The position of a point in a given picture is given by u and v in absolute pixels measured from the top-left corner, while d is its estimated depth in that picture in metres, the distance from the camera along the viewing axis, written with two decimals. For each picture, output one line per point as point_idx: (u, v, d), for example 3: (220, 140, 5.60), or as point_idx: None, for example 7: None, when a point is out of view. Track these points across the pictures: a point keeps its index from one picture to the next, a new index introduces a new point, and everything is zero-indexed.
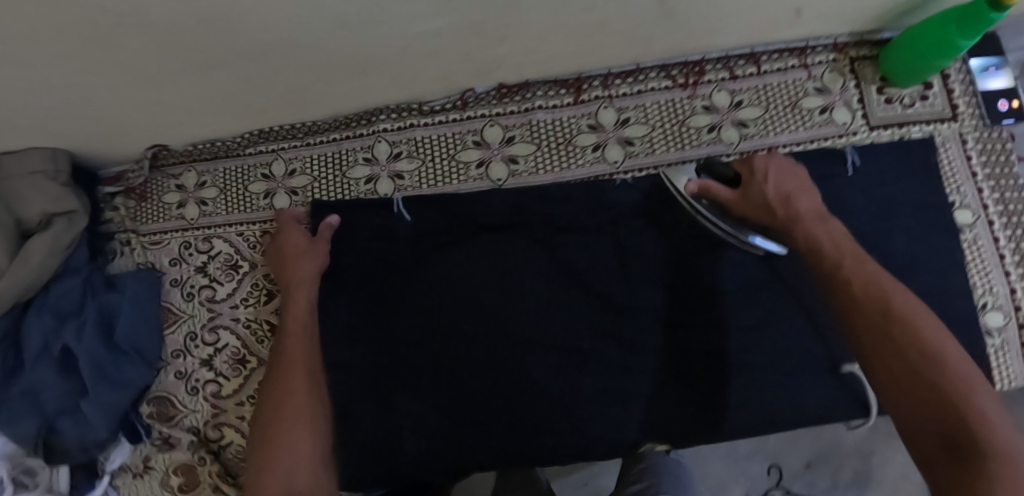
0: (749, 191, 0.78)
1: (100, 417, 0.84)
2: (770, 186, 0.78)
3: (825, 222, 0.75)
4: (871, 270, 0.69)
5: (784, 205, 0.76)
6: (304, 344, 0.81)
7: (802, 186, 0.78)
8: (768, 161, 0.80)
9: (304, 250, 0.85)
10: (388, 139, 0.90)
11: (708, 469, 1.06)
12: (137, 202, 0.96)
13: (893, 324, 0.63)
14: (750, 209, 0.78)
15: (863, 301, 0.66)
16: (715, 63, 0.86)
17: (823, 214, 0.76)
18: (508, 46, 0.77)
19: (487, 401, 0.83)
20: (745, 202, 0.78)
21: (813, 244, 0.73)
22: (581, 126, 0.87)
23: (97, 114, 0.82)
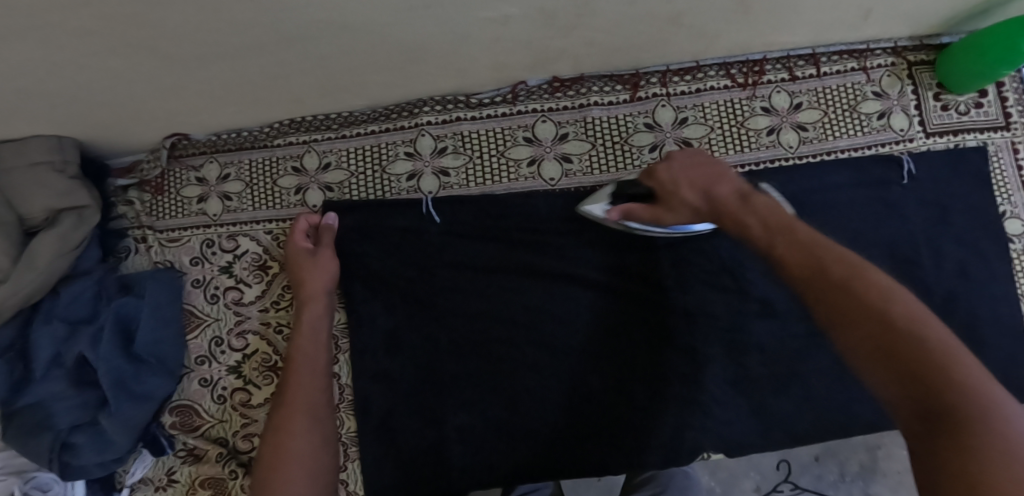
0: (667, 202, 0.72)
1: (121, 433, 0.78)
2: (685, 189, 0.71)
3: (750, 202, 0.67)
4: (805, 239, 0.61)
5: (708, 205, 0.70)
6: (311, 362, 0.76)
7: (716, 171, 0.71)
8: (670, 164, 0.72)
9: (308, 264, 0.79)
10: (432, 133, 0.85)
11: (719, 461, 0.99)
12: (152, 196, 0.88)
13: (839, 289, 0.55)
14: (679, 217, 0.73)
15: (802, 272, 0.59)
16: (775, 63, 0.84)
17: (747, 193, 0.69)
18: (573, 38, 0.73)
19: (539, 409, 0.81)
20: (670, 214, 0.73)
21: (741, 223, 0.67)
22: (638, 125, 0.84)
23: (115, 99, 0.74)
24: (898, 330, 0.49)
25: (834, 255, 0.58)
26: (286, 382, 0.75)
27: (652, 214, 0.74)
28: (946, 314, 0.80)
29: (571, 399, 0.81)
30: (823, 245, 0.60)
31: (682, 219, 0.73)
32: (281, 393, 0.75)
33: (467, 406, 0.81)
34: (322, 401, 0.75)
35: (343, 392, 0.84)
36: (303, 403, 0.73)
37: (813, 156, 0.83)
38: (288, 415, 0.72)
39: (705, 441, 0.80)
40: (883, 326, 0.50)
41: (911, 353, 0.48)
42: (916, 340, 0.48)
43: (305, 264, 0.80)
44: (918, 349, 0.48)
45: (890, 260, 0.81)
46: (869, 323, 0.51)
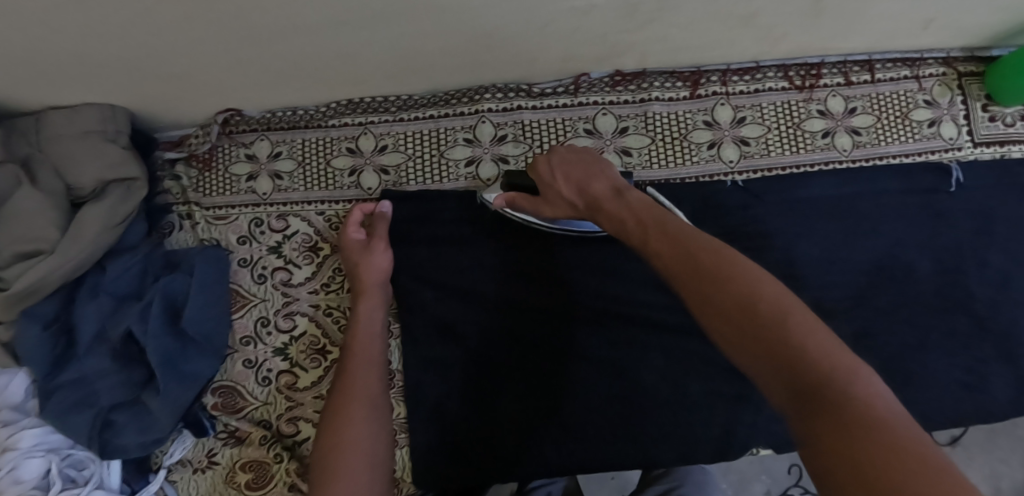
0: (547, 197, 0.66)
1: (167, 413, 0.76)
2: (560, 182, 0.64)
3: (623, 197, 0.59)
4: (669, 225, 0.54)
5: (583, 201, 0.62)
6: (366, 355, 0.75)
7: (593, 166, 0.64)
8: (550, 158, 0.66)
9: (361, 255, 0.79)
10: (492, 120, 0.84)
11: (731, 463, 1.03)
12: (199, 171, 0.86)
13: (706, 273, 0.47)
14: (556, 212, 0.67)
15: (668, 258, 0.51)
16: (832, 67, 0.85)
17: (624, 187, 0.61)
18: (648, 32, 0.73)
19: (591, 399, 0.81)
20: (548, 208, 0.68)
21: (615, 216, 0.58)
22: (697, 122, 0.84)
23: (178, 70, 0.72)
24: (771, 315, 0.43)
25: (694, 236, 0.51)
26: (342, 371, 0.75)
27: (532, 207, 0.70)
28: (989, 320, 0.83)
29: (625, 394, 0.81)
30: (686, 229, 0.53)
31: (562, 214, 0.67)
32: (337, 384, 0.74)
33: (522, 397, 0.81)
34: (379, 390, 0.74)
35: (393, 378, 0.83)
36: (359, 392, 0.73)
37: (865, 160, 0.85)
38: (345, 404, 0.72)
39: (754, 437, 0.81)
40: (754, 311, 0.44)
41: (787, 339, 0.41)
42: (792, 324, 0.42)
43: (359, 257, 0.79)
44: (796, 334, 0.42)
45: (937, 265, 0.83)
46: (738, 308, 0.44)
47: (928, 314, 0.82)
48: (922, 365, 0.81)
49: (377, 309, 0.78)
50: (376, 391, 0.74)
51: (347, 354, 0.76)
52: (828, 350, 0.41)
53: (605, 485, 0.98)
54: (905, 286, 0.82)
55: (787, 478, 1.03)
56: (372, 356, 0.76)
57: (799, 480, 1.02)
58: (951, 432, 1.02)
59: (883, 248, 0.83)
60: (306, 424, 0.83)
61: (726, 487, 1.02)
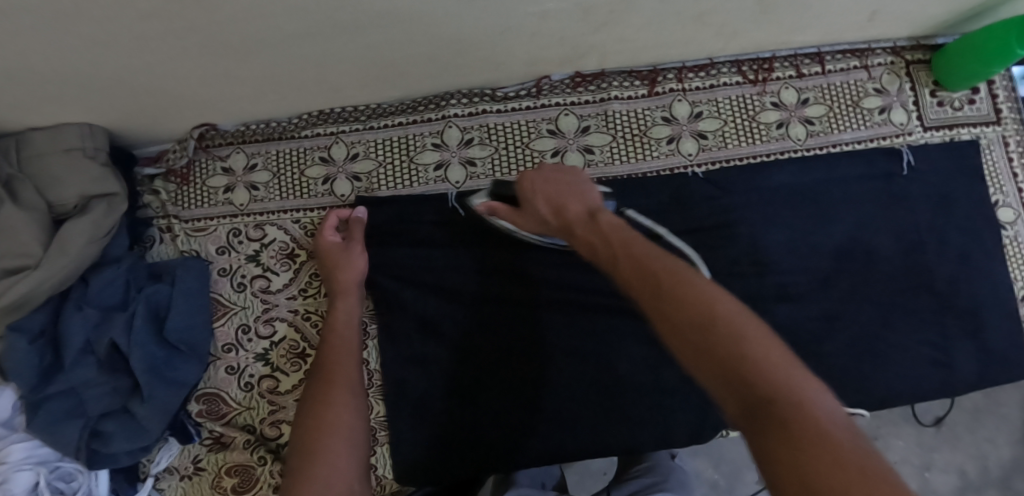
0: (528, 208, 0.71)
1: (153, 420, 0.79)
2: (539, 197, 0.70)
3: (594, 220, 0.63)
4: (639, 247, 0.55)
5: (556, 221, 0.67)
6: (346, 349, 0.78)
7: (578, 191, 0.69)
8: (534, 175, 0.71)
9: (338, 258, 0.82)
10: (459, 125, 0.88)
11: (722, 454, 1.05)
12: (177, 185, 0.90)
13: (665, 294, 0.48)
14: (533, 225, 0.72)
15: (634, 279, 0.52)
16: (783, 61, 0.89)
17: (596, 211, 0.64)
18: (603, 34, 0.77)
19: (567, 391, 0.83)
20: (526, 220, 0.73)
21: (580, 237, 0.63)
22: (655, 118, 0.88)
23: (153, 87, 0.75)
24: (725, 332, 0.43)
25: (657, 258, 0.53)
26: (323, 362, 0.77)
27: (515, 219, 0.75)
28: (949, 296, 0.85)
29: (599, 384, 0.83)
30: (647, 250, 0.54)
31: (540, 228, 0.72)
32: (317, 373, 0.76)
33: (501, 391, 0.83)
34: (358, 382, 0.76)
35: (372, 377, 0.86)
36: (340, 380, 0.74)
37: (820, 148, 0.88)
38: (326, 390, 0.73)
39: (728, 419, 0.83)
40: (703, 319, 0.45)
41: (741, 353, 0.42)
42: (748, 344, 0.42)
43: (338, 257, 0.82)
44: (749, 349, 0.42)
45: (897, 246, 0.86)
46: (695, 326, 0.45)
47: (889, 293, 0.85)
48: (887, 344, 0.84)
49: (355, 307, 0.81)
50: (356, 381, 0.75)
51: (326, 351, 0.78)
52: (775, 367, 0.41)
53: (598, 481, 1.01)
54: (867, 269, 0.85)
55: None
56: (352, 349, 0.78)
57: None
58: (933, 412, 1.04)
59: (843, 231, 0.86)
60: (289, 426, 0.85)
61: (719, 478, 1.04)
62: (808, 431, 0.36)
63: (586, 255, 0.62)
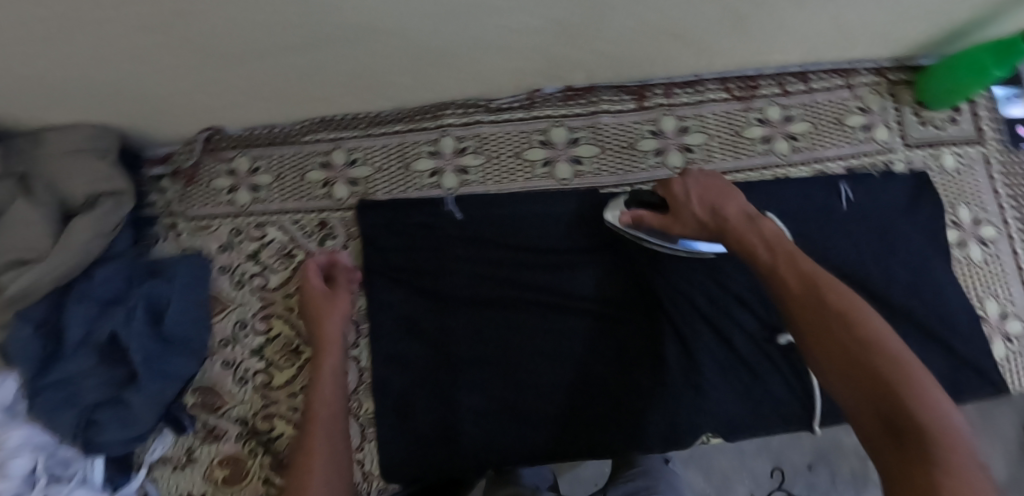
0: (678, 214, 0.74)
1: (147, 410, 0.82)
2: (692, 201, 0.73)
3: (756, 223, 0.68)
4: (800, 260, 0.63)
5: (715, 222, 0.71)
6: (331, 387, 0.75)
7: (726, 191, 0.73)
8: (686, 179, 0.74)
9: (329, 311, 0.82)
10: (454, 134, 0.91)
11: (712, 466, 1.05)
12: (184, 185, 0.94)
13: (827, 308, 0.57)
14: (686, 231, 0.75)
15: (796, 286, 0.61)
16: (769, 79, 0.91)
17: (754, 215, 0.70)
18: (587, 50, 0.80)
19: (550, 395, 0.85)
20: (678, 227, 0.75)
21: (745, 240, 0.67)
22: (644, 131, 0.91)
23: (160, 92, 0.80)
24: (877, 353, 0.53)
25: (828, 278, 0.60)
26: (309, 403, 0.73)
27: (661, 225, 0.78)
28: (931, 312, 0.86)
29: (584, 388, 0.85)
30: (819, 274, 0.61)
31: (691, 230, 0.74)
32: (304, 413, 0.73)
33: (485, 392, 0.85)
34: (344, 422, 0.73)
35: (362, 375, 0.88)
36: (324, 418, 0.72)
37: (803, 164, 0.90)
38: (311, 429, 0.70)
39: (706, 425, 0.85)
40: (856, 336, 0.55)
41: (878, 371, 0.51)
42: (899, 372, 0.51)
43: (321, 302, 0.82)
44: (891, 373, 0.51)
45: (876, 261, 0.87)
46: (846, 347, 0.54)
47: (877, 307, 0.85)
48: None
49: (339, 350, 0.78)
50: (341, 421, 0.73)
51: (313, 392, 0.74)
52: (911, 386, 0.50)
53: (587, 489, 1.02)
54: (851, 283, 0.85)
55: (770, 482, 1.05)
56: (337, 388, 0.76)
57: (782, 483, 1.05)
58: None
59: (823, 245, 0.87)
60: (279, 420, 0.88)
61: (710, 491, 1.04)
62: (930, 442, 0.46)
63: (755, 257, 0.66)
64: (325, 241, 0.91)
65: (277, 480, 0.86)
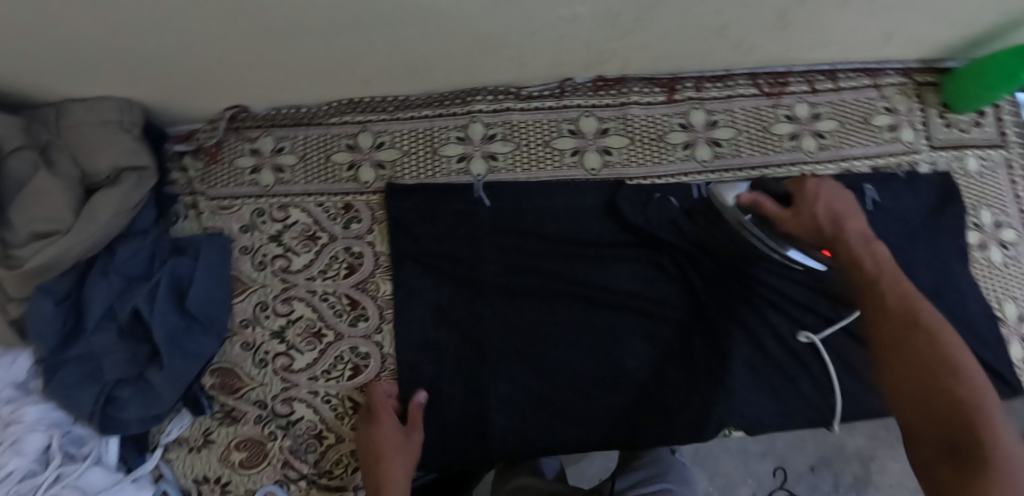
0: (799, 210, 0.78)
1: (167, 388, 0.81)
2: (818, 202, 0.77)
3: (871, 246, 0.72)
4: (897, 281, 0.68)
5: (833, 229, 0.75)
6: None
7: (852, 207, 0.77)
8: (820, 185, 0.79)
9: (404, 446, 0.79)
10: (483, 120, 0.91)
11: (717, 468, 1.05)
12: (206, 163, 0.93)
13: (910, 322, 0.64)
14: (795, 227, 0.79)
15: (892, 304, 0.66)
16: (798, 76, 0.92)
17: (870, 237, 0.74)
18: (625, 40, 0.80)
19: (574, 385, 0.85)
20: (789, 222, 0.79)
21: (853, 258, 0.72)
22: (673, 124, 0.91)
23: (191, 67, 0.78)
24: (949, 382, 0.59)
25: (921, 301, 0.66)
26: None
27: (775, 216, 0.80)
28: (955, 314, 0.86)
29: (608, 378, 0.86)
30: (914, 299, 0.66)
31: (801, 231, 0.78)
32: None
33: (509, 380, 0.85)
34: None
35: (385, 361, 0.86)
36: None
37: (830, 162, 0.91)
38: None
39: (728, 419, 0.85)
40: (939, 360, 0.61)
41: (949, 391, 0.58)
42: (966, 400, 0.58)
43: (393, 448, 0.78)
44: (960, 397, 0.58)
45: (900, 260, 0.87)
46: (923, 369, 0.61)
47: None
48: None
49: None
50: None
51: None
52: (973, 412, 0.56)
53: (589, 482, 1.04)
54: None
55: (772, 481, 1.06)
56: None
57: (784, 483, 1.05)
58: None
59: None
60: (300, 404, 0.86)
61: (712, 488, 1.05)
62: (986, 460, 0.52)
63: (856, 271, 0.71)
64: (350, 224, 0.90)
65: (297, 465, 0.85)
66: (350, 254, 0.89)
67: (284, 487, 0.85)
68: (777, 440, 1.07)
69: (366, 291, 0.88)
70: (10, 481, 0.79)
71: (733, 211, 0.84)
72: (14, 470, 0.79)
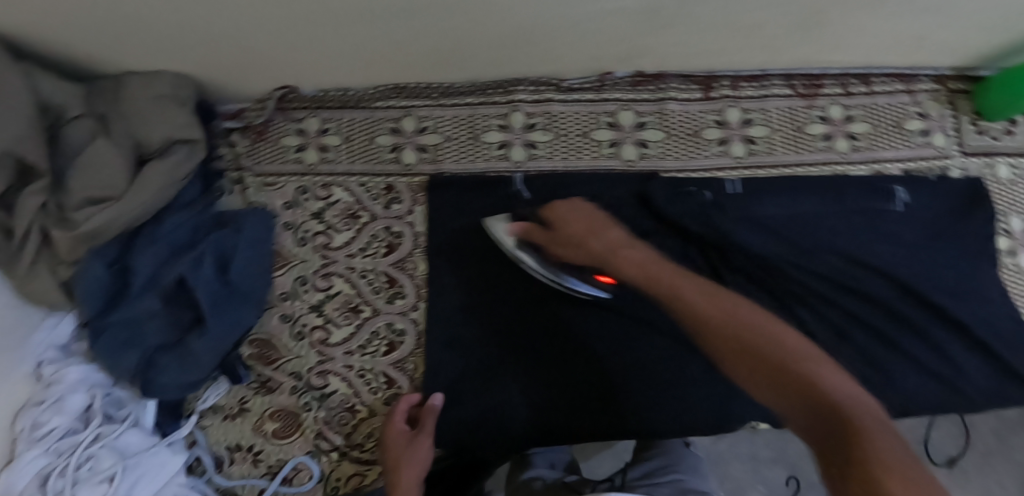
0: (559, 234, 0.83)
1: (206, 354, 0.83)
2: (569, 219, 0.83)
3: (621, 254, 0.78)
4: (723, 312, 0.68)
5: (600, 254, 0.80)
6: None
7: (589, 215, 0.83)
8: (571, 207, 0.84)
9: (400, 452, 0.80)
10: (524, 110, 0.93)
11: (727, 471, 1.06)
12: (254, 140, 0.96)
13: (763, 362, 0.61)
14: (563, 253, 0.83)
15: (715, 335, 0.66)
16: (833, 79, 0.94)
17: (622, 244, 0.80)
18: (666, 36, 0.82)
19: (601, 371, 0.86)
20: (555, 249, 0.84)
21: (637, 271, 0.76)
22: (709, 121, 0.93)
23: (245, 45, 0.81)
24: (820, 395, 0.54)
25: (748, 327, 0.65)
26: None
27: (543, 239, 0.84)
28: (983, 317, 0.87)
29: (594, 389, 0.86)
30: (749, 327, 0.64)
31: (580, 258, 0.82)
32: None
33: (529, 368, 0.86)
34: None
35: (420, 339, 0.88)
36: None
37: (863, 163, 0.92)
38: None
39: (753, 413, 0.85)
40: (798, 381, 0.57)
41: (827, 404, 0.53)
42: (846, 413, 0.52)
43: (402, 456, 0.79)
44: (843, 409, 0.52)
45: (928, 262, 0.88)
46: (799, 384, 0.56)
47: (930, 308, 0.86)
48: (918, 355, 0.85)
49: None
50: None
51: None
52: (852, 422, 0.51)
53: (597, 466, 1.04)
54: (906, 281, 0.87)
55: (784, 489, 1.06)
56: None
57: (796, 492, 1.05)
58: (945, 451, 1.06)
59: (871, 243, 0.88)
60: (334, 377, 0.88)
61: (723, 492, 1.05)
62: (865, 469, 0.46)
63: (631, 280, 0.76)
64: (391, 204, 0.92)
65: (330, 436, 0.87)
66: (390, 233, 0.91)
67: (315, 457, 0.87)
68: (792, 446, 1.07)
69: (404, 269, 0.90)
70: (51, 438, 0.80)
71: (516, 252, 0.86)
72: (55, 427, 0.80)
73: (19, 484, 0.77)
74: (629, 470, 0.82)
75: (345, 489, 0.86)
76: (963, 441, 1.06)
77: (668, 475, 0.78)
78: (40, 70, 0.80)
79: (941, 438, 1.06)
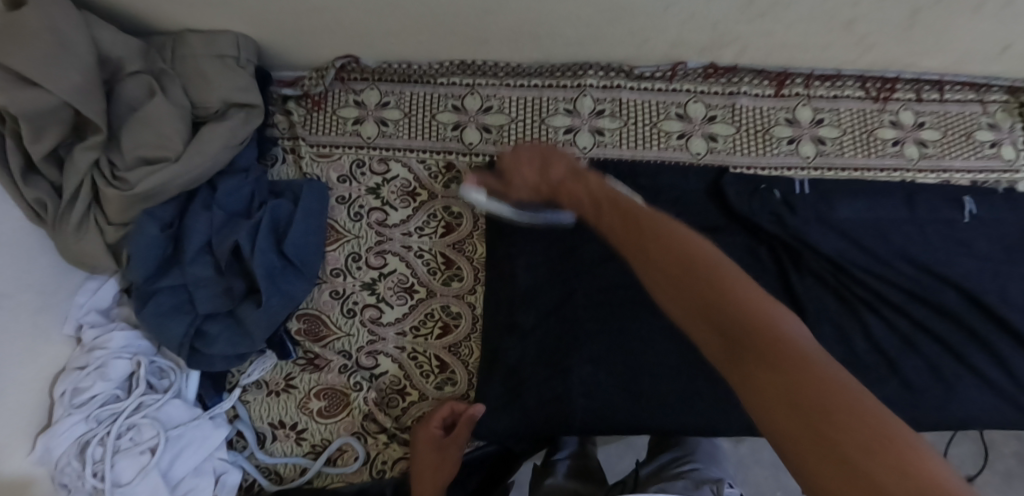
0: (511, 183, 0.78)
1: (259, 326, 0.80)
2: (515, 161, 0.77)
3: (578, 177, 0.71)
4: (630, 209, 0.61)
5: (544, 185, 0.75)
6: None
7: (542, 149, 0.77)
8: (516, 151, 0.78)
9: (436, 459, 0.78)
10: (593, 95, 0.90)
11: (747, 477, 1.01)
12: (309, 110, 0.92)
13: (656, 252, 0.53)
14: (522, 197, 0.79)
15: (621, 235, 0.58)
16: (906, 84, 0.92)
17: (577, 169, 0.73)
18: (754, 25, 0.80)
19: (665, 375, 0.80)
20: (512, 192, 0.79)
21: (573, 195, 0.70)
22: (779, 118, 0.92)
23: (320, 4, 0.77)
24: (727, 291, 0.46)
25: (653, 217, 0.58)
26: None
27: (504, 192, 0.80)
28: None
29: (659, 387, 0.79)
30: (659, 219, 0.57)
31: (526, 195, 0.78)
32: None
33: (592, 361, 0.81)
34: None
35: (476, 322, 0.87)
36: None
37: (930, 171, 0.91)
38: None
39: None
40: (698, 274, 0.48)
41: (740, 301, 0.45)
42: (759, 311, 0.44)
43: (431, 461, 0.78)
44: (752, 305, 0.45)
45: (998, 276, 0.85)
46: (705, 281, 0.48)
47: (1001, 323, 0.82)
48: (987, 372, 0.81)
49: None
50: None
51: None
52: (770, 320, 0.43)
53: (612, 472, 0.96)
54: (974, 295, 0.83)
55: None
56: None
57: None
58: (965, 469, 0.99)
59: (939, 252, 0.85)
60: (385, 357, 0.86)
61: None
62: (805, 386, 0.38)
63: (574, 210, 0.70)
64: (451, 184, 0.91)
65: (378, 418, 0.85)
66: (448, 214, 0.90)
67: (361, 440, 0.85)
68: None
69: (462, 251, 0.89)
70: (93, 405, 0.77)
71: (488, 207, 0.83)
72: (97, 393, 0.78)
73: (59, 448, 0.75)
74: (641, 467, 0.79)
75: (391, 471, 0.84)
76: (983, 461, 1.00)
77: (685, 465, 0.75)
78: (100, 20, 0.76)
79: (961, 455, 1.00)
